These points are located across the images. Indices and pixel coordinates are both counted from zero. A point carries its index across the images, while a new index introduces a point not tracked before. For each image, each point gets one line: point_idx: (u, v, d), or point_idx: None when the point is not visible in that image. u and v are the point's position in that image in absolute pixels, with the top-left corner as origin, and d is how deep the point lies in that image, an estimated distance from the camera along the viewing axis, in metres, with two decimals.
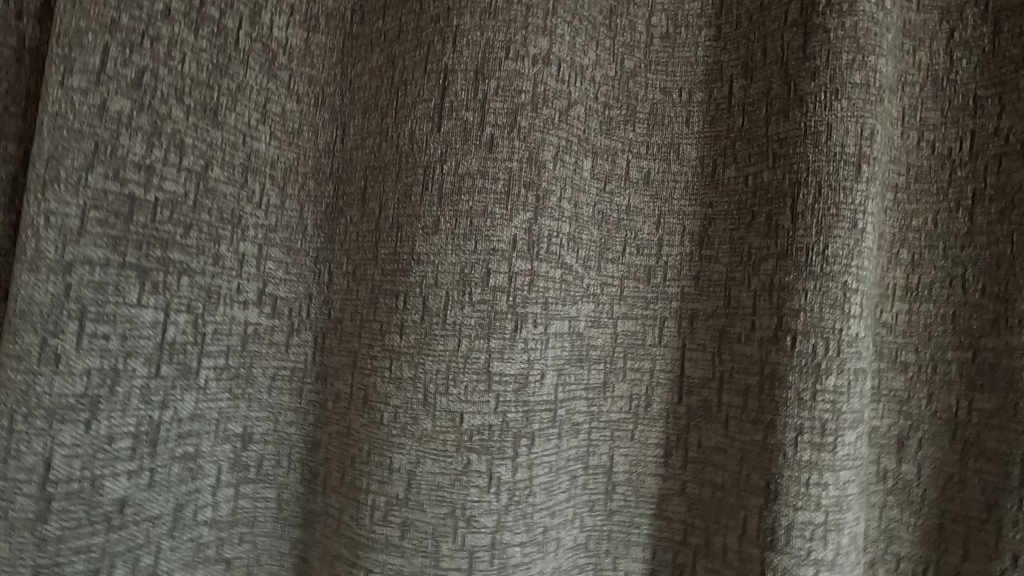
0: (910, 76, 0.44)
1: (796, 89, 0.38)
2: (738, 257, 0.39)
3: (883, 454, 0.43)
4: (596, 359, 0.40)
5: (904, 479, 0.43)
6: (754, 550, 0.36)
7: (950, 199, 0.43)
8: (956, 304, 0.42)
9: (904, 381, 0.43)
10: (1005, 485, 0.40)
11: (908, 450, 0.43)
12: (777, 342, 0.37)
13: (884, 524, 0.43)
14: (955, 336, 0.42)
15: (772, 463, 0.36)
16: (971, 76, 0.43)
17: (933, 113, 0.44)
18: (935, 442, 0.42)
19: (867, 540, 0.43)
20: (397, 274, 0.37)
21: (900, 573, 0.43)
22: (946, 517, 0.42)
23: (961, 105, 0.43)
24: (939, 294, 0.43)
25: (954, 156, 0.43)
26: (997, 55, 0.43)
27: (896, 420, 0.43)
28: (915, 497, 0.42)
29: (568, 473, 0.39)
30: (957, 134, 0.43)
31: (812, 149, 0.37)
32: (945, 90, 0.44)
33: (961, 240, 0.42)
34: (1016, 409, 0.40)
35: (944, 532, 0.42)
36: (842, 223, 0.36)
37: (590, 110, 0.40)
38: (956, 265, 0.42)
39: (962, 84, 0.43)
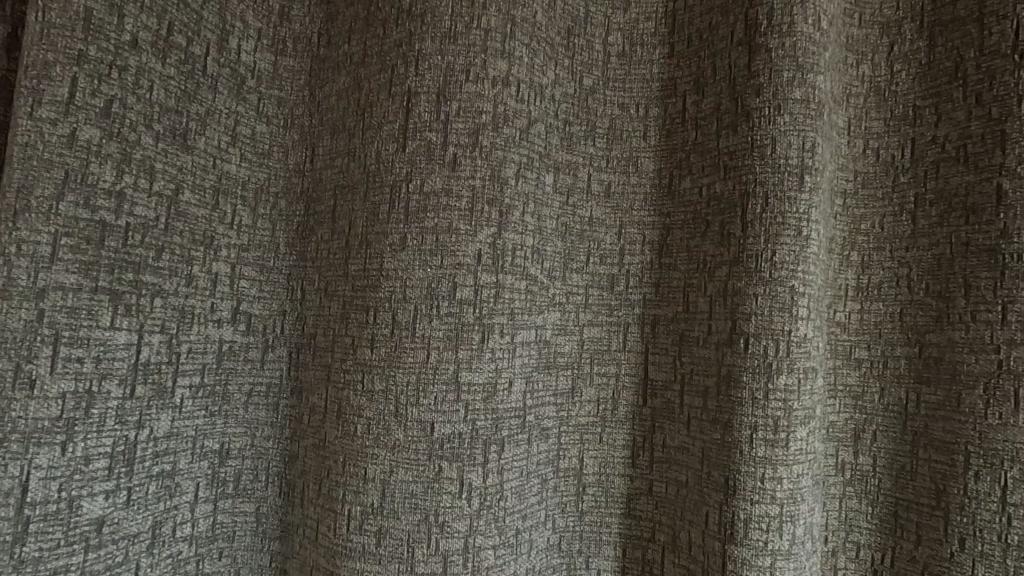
0: (853, 88, 0.47)
1: (742, 104, 0.40)
2: (695, 265, 0.41)
3: (840, 447, 0.45)
4: (563, 366, 0.42)
5: (861, 470, 0.45)
6: (716, 543, 0.38)
7: (894, 203, 0.45)
8: (903, 303, 0.45)
9: (858, 377, 0.45)
10: (952, 472, 0.42)
11: (863, 443, 0.45)
12: (732, 344, 0.39)
13: (844, 514, 0.45)
14: (904, 333, 0.44)
15: (730, 460, 0.38)
16: (910, 87, 0.46)
17: (877, 122, 0.46)
18: (888, 434, 0.44)
19: (827, 529, 0.45)
20: (367, 290, 0.38)
21: (861, 562, 0.44)
22: (900, 504, 0.44)
23: (901, 114, 0.46)
24: (886, 293, 0.45)
25: (896, 162, 0.46)
26: (933, 67, 0.45)
27: (850, 414, 0.45)
28: (871, 486, 0.44)
29: (539, 477, 0.40)
30: (898, 142, 0.46)
31: (758, 161, 0.39)
32: (887, 101, 0.46)
33: (905, 242, 0.45)
34: (960, 401, 0.42)
35: (900, 520, 0.44)
36: (788, 231, 0.38)
37: (551, 127, 0.42)
38: (901, 266, 0.45)
39: (901, 95, 0.46)
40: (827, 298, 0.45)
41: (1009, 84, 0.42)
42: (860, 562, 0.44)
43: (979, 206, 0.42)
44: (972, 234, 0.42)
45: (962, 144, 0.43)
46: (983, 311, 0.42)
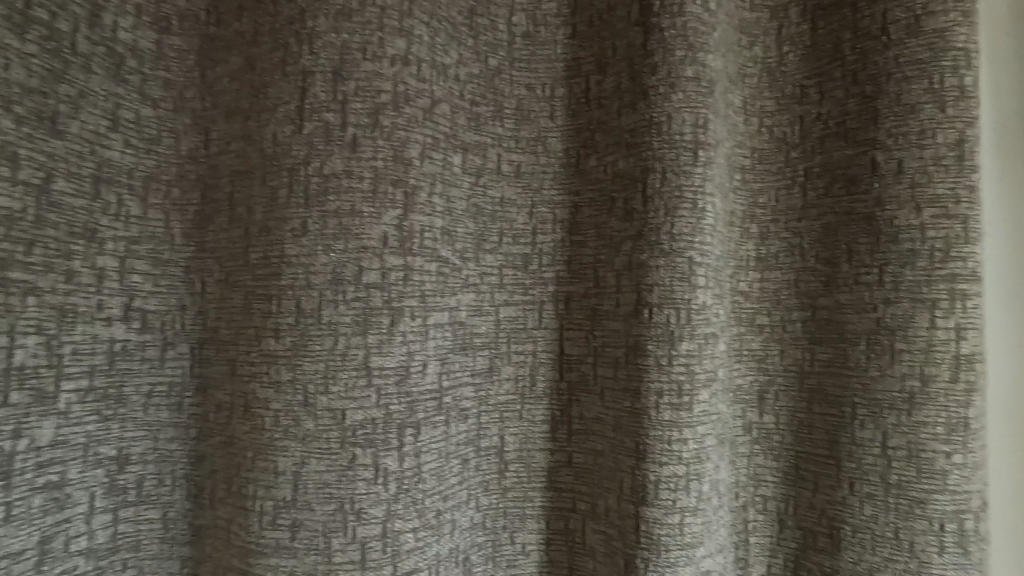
0: (749, 68, 0.49)
1: (640, 83, 0.41)
2: (604, 241, 0.43)
3: (747, 408, 0.48)
4: (480, 346, 0.42)
5: (766, 428, 0.48)
6: (630, 506, 0.40)
7: (787, 176, 0.49)
8: (797, 270, 0.48)
9: (761, 341, 0.48)
10: (842, 423, 0.46)
11: (767, 403, 0.48)
12: (638, 315, 0.40)
13: (753, 470, 0.48)
14: (799, 299, 0.48)
15: (640, 426, 0.39)
16: (797, 67, 0.49)
17: (770, 101, 0.49)
18: (789, 393, 0.48)
19: (738, 486, 0.48)
20: (269, 278, 0.37)
21: (767, 513, 0.48)
22: (800, 457, 0.47)
23: (790, 93, 0.49)
24: (784, 261, 0.48)
25: (788, 139, 0.49)
26: (816, 48, 0.48)
27: (755, 376, 0.48)
28: (776, 443, 0.48)
29: (459, 457, 0.41)
30: (789, 120, 0.49)
31: (656, 138, 0.40)
32: (778, 81, 0.49)
33: (797, 213, 0.48)
34: (846, 357, 0.46)
35: (801, 471, 0.47)
36: (685, 204, 0.40)
37: (457, 107, 0.42)
38: (795, 235, 0.48)
39: (790, 75, 0.49)
40: (730, 268, 0.48)
41: (879, 63, 0.45)
42: (767, 514, 0.48)
43: (858, 178, 0.46)
44: (853, 204, 0.46)
45: (842, 120, 0.47)
46: (864, 274, 0.45)
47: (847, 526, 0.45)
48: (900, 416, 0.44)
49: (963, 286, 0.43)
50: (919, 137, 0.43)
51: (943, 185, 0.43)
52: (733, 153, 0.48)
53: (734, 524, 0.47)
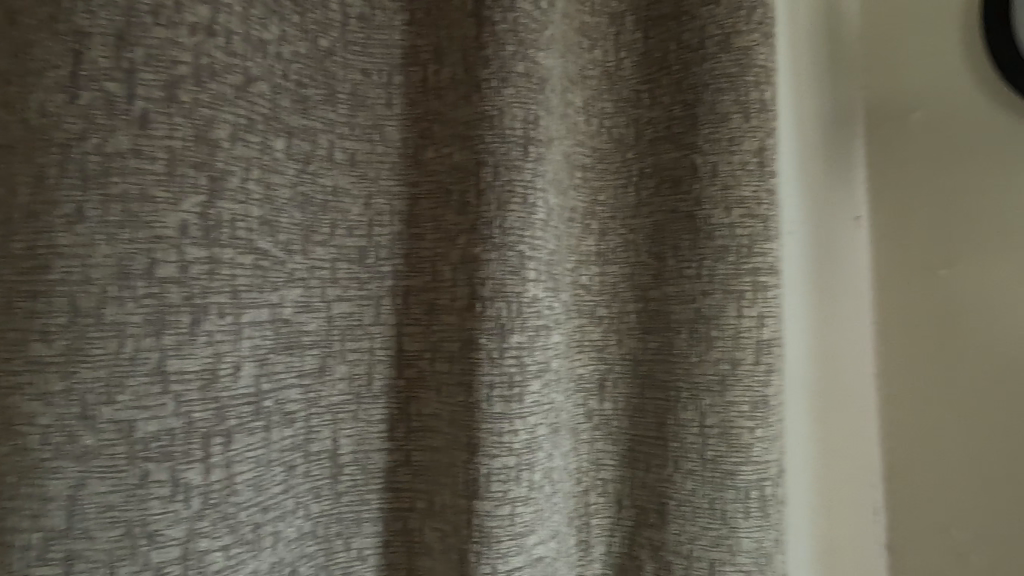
0: (589, 71, 0.54)
1: (475, 76, 0.41)
2: (442, 235, 0.42)
3: (588, 396, 0.53)
4: (309, 345, 0.40)
5: (605, 414, 0.53)
6: (463, 501, 0.40)
7: (623, 175, 0.54)
8: (633, 263, 0.53)
9: (601, 332, 0.53)
10: (669, 406, 0.50)
11: (607, 389, 0.53)
12: (471, 309, 0.40)
13: (594, 455, 0.53)
14: (633, 291, 0.53)
15: (472, 419, 0.39)
16: (632, 73, 0.54)
17: (609, 104, 0.54)
18: (626, 380, 0.53)
19: (580, 471, 0.52)
20: (34, 271, 0.30)
21: (607, 493, 0.53)
22: (634, 440, 0.53)
23: (627, 97, 0.54)
24: (621, 256, 0.54)
25: (624, 141, 0.54)
26: (649, 56, 0.53)
27: (596, 365, 0.53)
28: (614, 429, 0.53)
29: (283, 465, 0.38)
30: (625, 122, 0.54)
31: (489, 132, 0.40)
32: (616, 85, 0.54)
33: (632, 211, 0.53)
34: (672, 345, 0.51)
35: (635, 454, 0.52)
36: (516, 199, 0.40)
37: (279, 87, 0.39)
38: (631, 232, 0.54)
39: (626, 80, 0.54)
40: (574, 264, 0.52)
41: (698, 74, 0.50)
42: (606, 496, 0.53)
43: (682, 178, 0.51)
44: (677, 203, 0.51)
45: (668, 126, 0.52)
46: (686, 268, 0.50)
47: (674, 500, 0.50)
48: (715, 396, 0.49)
49: (765, 278, 0.48)
50: (729, 144, 0.49)
51: (748, 187, 0.48)
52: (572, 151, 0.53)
53: (575, 506, 0.52)
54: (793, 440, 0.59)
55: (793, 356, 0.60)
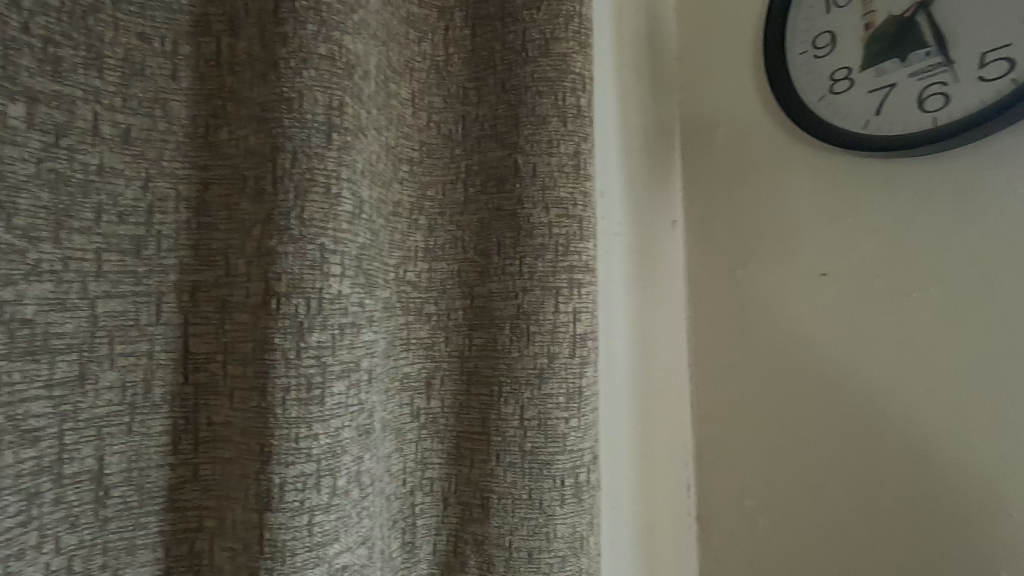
0: (417, 63, 0.53)
1: (272, 53, 0.37)
2: (235, 225, 0.38)
3: (415, 394, 0.53)
4: (62, 349, 0.34)
5: (432, 412, 0.53)
6: (254, 515, 0.36)
7: (452, 172, 0.54)
8: (461, 260, 0.54)
9: (428, 330, 0.53)
10: (491, 400, 0.52)
11: (434, 387, 0.54)
12: (266, 307, 0.37)
13: (421, 454, 0.53)
14: (461, 288, 0.54)
15: (265, 425, 0.36)
16: (460, 69, 0.54)
17: (438, 98, 0.54)
18: (452, 377, 0.54)
19: (406, 472, 0.52)
20: None
21: (433, 492, 0.53)
22: (459, 436, 0.53)
23: (456, 93, 0.54)
24: (449, 253, 0.54)
25: (453, 137, 0.54)
26: (477, 52, 0.54)
27: (423, 363, 0.53)
28: (441, 426, 0.53)
29: (20, 494, 0.32)
30: (454, 118, 0.54)
31: (286, 115, 0.37)
32: (446, 80, 0.54)
33: (459, 208, 0.54)
34: (495, 340, 0.52)
35: (461, 450, 0.53)
36: (317, 188, 0.37)
37: (17, 42, 0.32)
38: (458, 228, 0.54)
39: (455, 75, 0.54)
40: (398, 260, 0.51)
41: (521, 76, 0.52)
42: (433, 494, 0.53)
43: (505, 177, 0.52)
44: (501, 201, 0.52)
45: (494, 124, 0.53)
46: (508, 266, 0.51)
47: (495, 493, 0.51)
48: (534, 390, 0.50)
49: (579, 276, 0.51)
50: (548, 146, 0.51)
51: (564, 188, 0.51)
52: (399, 144, 0.51)
53: (398, 507, 0.51)
54: (609, 425, 0.64)
55: (608, 348, 0.65)
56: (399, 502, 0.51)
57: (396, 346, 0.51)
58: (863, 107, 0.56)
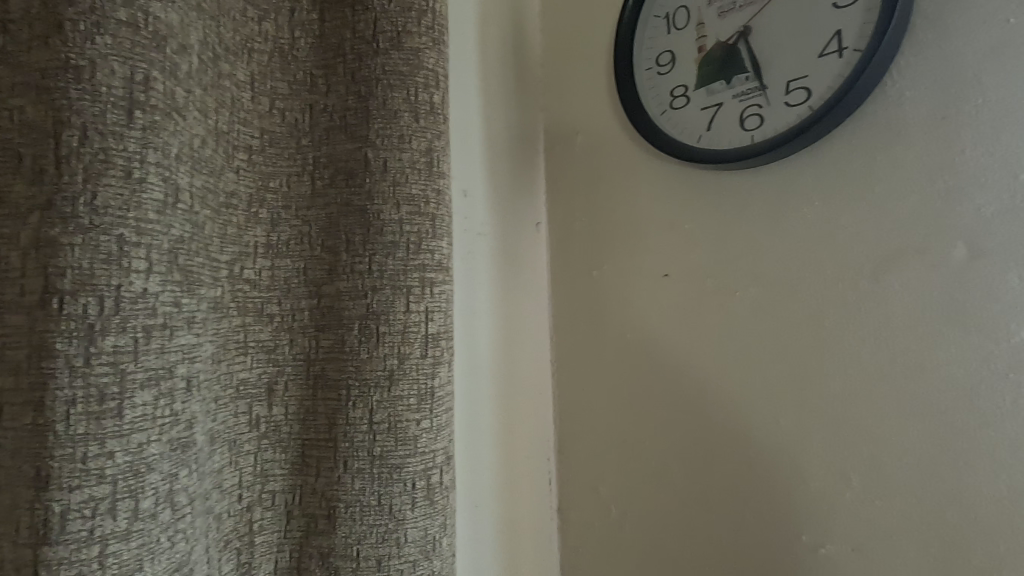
0: (257, 43, 0.49)
1: (53, 10, 0.32)
2: (5, 210, 0.31)
3: (254, 402, 0.49)
4: None
5: (274, 421, 0.50)
6: (28, 552, 0.29)
7: (298, 163, 0.51)
8: (307, 257, 0.51)
9: (270, 332, 0.50)
10: (341, 405, 0.49)
11: (277, 394, 0.50)
12: (45, 307, 0.31)
13: (261, 466, 0.49)
14: (307, 287, 0.51)
15: (43, 447, 0.30)
16: (307, 55, 0.51)
17: (282, 84, 0.51)
18: (296, 382, 0.50)
19: (242, 488, 0.48)
20: None
21: (275, 506, 0.49)
22: (304, 444, 0.50)
23: (302, 80, 0.51)
24: (293, 249, 0.50)
25: (299, 126, 0.51)
26: (325, 39, 0.51)
27: (264, 368, 0.49)
28: (285, 435, 0.50)
29: None
30: (300, 106, 0.51)
31: (75, 84, 0.32)
32: (291, 64, 0.51)
33: (306, 202, 0.51)
34: (343, 341, 0.49)
35: (306, 459, 0.50)
36: (115, 172, 0.32)
37: None
38: (304, 224, 0.51)
39: (301, 61, 0.51)
40: (231, 255, 0.46)
41: (371, 67, 0.50)
42: (275, 509, 0.49)
43: (355, 171, 0.50)
44: (351, 196, 0.50)
45: (344, 115, 0.50)
46: (357, 264, 0.49)
47: (342, 502, 0.48)
48: (383, 392, 0.48)
49: (432, 274, 0.50)
50: (399, 141, 0.49)
51: (416, 186, 0.50)
52: (234, 128, 0.47)
53: (232, 526, 0.46)
54: (467, 424, 0.65)
55: (466, 347, 0.66)
56: (233, 521, 0.46)
57: (231, 348, 0.47)
58: (696, 122, 0.61)
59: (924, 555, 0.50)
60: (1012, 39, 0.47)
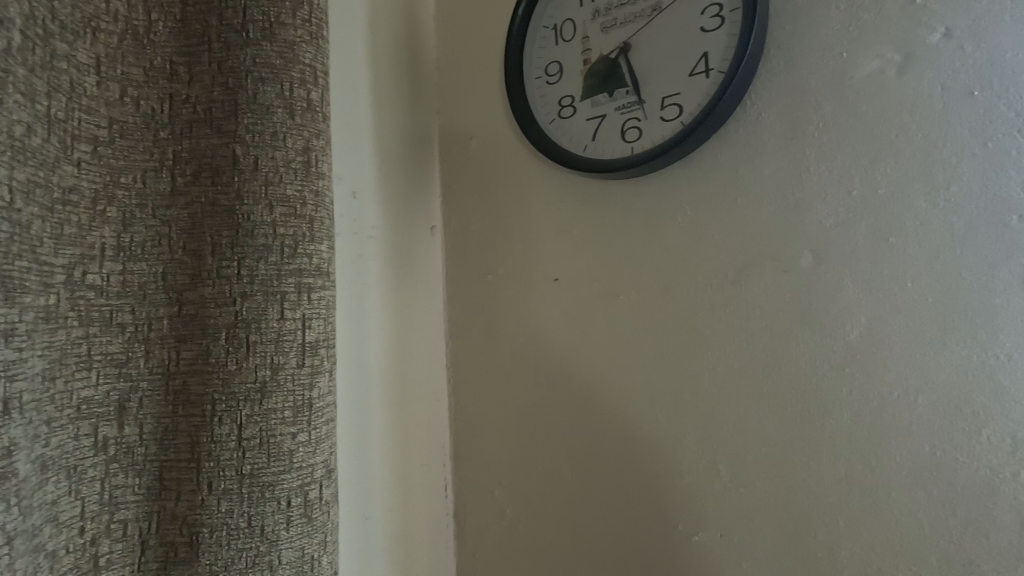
0: (103, 22, 0.44)
1: None
2: None
3: (100, 423, 0.43)
4: None
5: (126, 442, 0.44)
6: None
7: (156, 157, 0.46)
8: (166, 262, 0.46)
9: (122, 343, 0.44)
10: (203, 422, 0.45)
11: (130, 413, 0.45)
12: None
13: (109, 493, 0.43)
14: (165, 294, 0.46)
15: None
16: (167, 41, 0.47)
17: (136, 69, 0.46)
18: (153, 398, 0.45)
19: (85, 520, 0.42)
20: None
21: (126, 538, 0.44)
22: (163, 466, 0.45)
23: (160, 67, 0.47)
24: (151, 253, 0.46)
25: (157, 117, 0.47)
26: (187, 25, 0.48)
27: (113, 384, 0.44)
28: (138, 458, 0.45)
29: None
30: (157, 95, 0.47)
31: None
32: (146, 49, 0.46)
33: (165, 200, 0.46)
34: (208, 353, 0.45)
35: (166, 483, 0.45)
36: None
37: None
38: (163, 224, 0.46)
39: (159, 46, 0.47)
40: (69, 258, 0.41)
41: (240, 57, 0.46)
42: (127, 540, 0.44)
43: (222, 169, 0.46)
44: (217, 195, 0.46)
45: (209, 107, 0.47)
46: (224, 268, 0.46)
47: (205, 528, 0.44)
48: (253, 406, 0.45)
49: (309, 279, 0.47)
50: (272, 138, 0.46)
51: (292, 186, 0.47)
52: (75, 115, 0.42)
53: (72, 565, 0.41)
54: (352, 434, 0.63)
55: (351, 355, 0.64)
56: (71, 559, 0.41)
57: (66, 361, 0.41)
58: (582, 132, 0.64)
59: (776, 534, 0.54)
60: (845, 69, 0.52)
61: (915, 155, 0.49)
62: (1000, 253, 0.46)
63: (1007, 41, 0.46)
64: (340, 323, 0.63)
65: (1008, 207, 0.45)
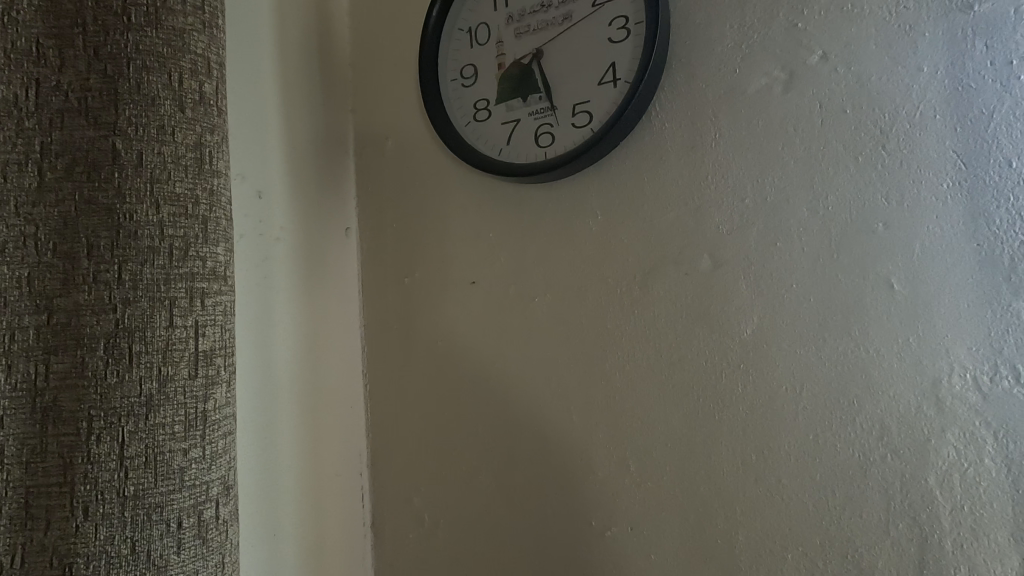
0: None
1: None
2: None
3: None
4: None
5: None
6: None
7: (19, 150, 0.40)
8: (31, 266, 0.40)
9: None
10: (77, 442, 0.40)
11: None
12: None
13: None
14: (32, 300, 0.40)
15: None
16: (32, 18, 0.41)
17: None
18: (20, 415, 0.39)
19: None
20: None
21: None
22: (31, 494, 0.39)
23: (23, 49, 0.40)
24: (12, 255, 0.39)
25: (20, 104, 0.40)
26: (57, 4, 0.42)
27: None
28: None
29: None
30: (21, 82, 0.40)
31: None
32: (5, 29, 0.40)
33: (32, 197, 0.40)
34: (84, 365, 0.40)
35: (34, 513, 0.39)
36: None
37: None
38: (29, 223, 0.40)
39: (24, 25, 0.41)
40: None
41: (119, 42, 0.43)
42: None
43: (99, 164, 0.42)
44: (93, 192, 0.41)
45: (83, 97, 0.42)
46: (102, 271, 0.41)
47: (80, 559, 0.39)
48: (137, 422, 0.41)
49: (202, 284, 0.44)
50: (157, 133, 0.43)
51: (181, 184, 0.44)
52: None
53: None
54: (257, 444, 0.61)
55: (256, 362, 0.61)
56: None
57: None
58: (498, 136, 0.65)
59: (682, 523, 0.57)
60: (737, 84, 0.56)
61: (798, 166, 0.53)
62: (870, 257, 0.50)
63: (873, 64, 0.50)
64: (241, 329, 0.60)
65: (876, 215, 0.50)
